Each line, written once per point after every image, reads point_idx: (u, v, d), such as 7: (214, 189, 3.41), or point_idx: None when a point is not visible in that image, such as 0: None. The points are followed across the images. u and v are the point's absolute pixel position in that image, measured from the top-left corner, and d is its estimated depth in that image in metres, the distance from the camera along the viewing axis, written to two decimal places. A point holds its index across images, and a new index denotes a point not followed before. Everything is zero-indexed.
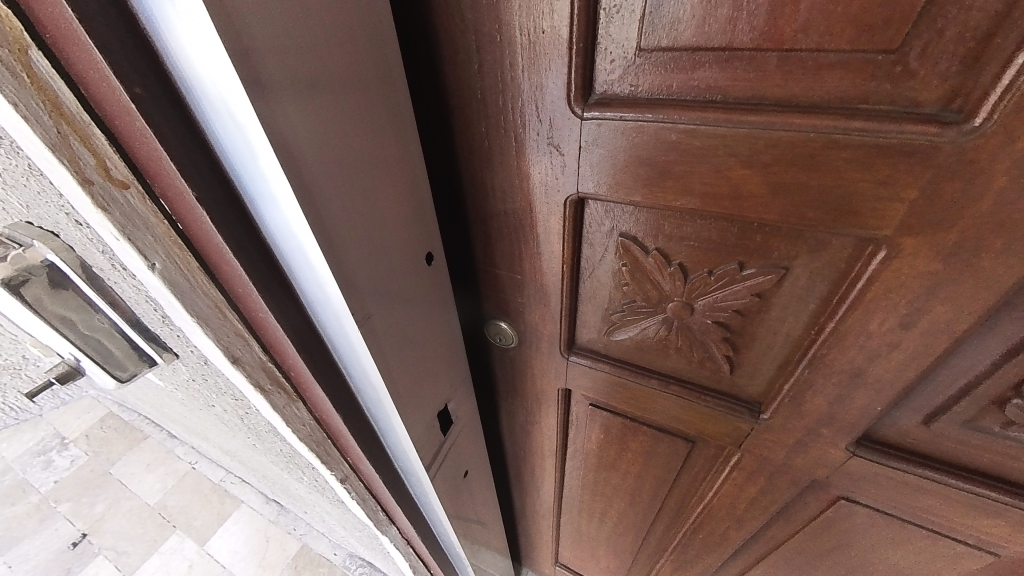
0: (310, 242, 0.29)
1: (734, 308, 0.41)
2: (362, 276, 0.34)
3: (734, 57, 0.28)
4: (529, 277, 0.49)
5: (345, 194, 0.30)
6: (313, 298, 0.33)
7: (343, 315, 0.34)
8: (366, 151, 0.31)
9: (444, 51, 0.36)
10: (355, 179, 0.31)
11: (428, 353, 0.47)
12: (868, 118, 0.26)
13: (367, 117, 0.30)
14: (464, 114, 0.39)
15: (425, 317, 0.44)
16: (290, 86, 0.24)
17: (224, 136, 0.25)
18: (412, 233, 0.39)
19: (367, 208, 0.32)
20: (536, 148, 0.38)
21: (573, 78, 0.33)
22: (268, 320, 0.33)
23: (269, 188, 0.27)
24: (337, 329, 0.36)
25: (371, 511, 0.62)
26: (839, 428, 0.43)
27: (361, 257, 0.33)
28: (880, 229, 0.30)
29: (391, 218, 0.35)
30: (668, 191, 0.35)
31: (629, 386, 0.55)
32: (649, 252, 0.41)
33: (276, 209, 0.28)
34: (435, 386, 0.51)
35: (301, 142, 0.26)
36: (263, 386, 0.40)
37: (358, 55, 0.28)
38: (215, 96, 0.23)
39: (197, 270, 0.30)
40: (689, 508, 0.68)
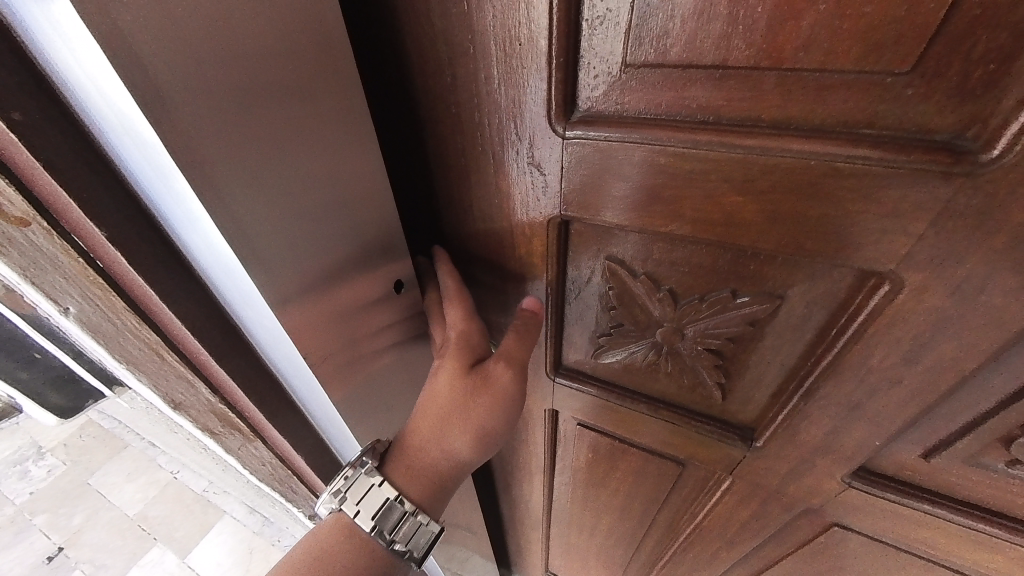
0: (234, 263, 0.28)
1: (727, 335, 0.38)
2: (301, 296, 0.32)
3: (727, 75, 0.26)
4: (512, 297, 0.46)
5: (279, 215, 0.28)
6: (244, 314, 0.32)
7: (280, 336, 0.33)
8: (311, 172, 0.29)
9: (414, 62, 0.33)
10: (296, 199, 0.29)
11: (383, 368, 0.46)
12: (873, 144, 0.24)
13: (314, 138, 0.28)
14: (437, 129, 0.36)
15: (381, 338, 0.43)
16: (204, 103, 0.23)
17: (131, 154, 0.23)
18: (375, 258, 0.37)
19: (312, 228, 0.31)
20: (516, 167, 0.35)
21: (551, 93, 0.30)
22: (196, 347, 0.32)
23: (183, 208, 0.25)
24: (269, 345, 0.35)
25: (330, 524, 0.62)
26: (834, 460, 0.41)
27: (303, 276, 0.32)
28: (884, 262, 0.28)
29: (347, 237, 0.34)
30: (656, 215, 0.33)
31: (618, 409, 0.52)
32: (637, 275, 0.39)
33: (193, 230, 0.27)
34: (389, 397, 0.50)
35: (220, 161, 0.24)
36: (206, 415, 0.41)
37: (304, 76, 0.26)
38: (112, 117, 0.22)
39: (119, 305, 0.29)
40: (679, 527, 0.66)
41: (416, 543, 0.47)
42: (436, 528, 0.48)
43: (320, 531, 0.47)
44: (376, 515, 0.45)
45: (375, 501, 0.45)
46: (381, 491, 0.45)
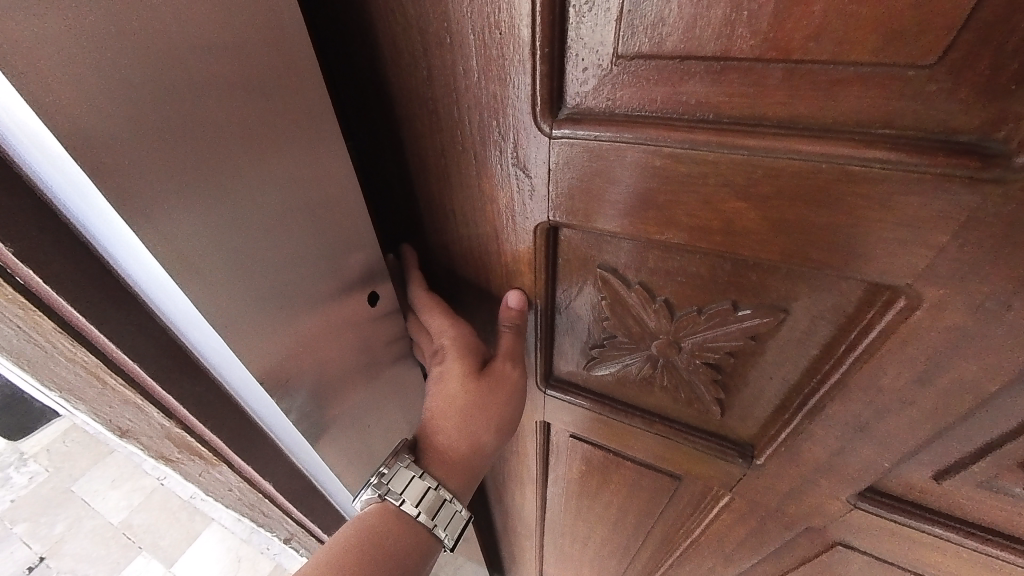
0: (171, 285, 0.27)
1: (726, 350, 0.36)
2: (250, 305, 0.31)
3: (727, 69, 0.23)
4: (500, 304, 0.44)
5: (219, 225, 0.27)
6: (183, 327, 0.32)
7: (229, 357, 0.32)
8: (254, 179, 0.28)
9: (387, 55, 0.31)
10: (245, 212, 0.28)
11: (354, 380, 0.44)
12: (891, 146, 0.22)
13: (254, 143, 0.27)
14: (414, 128, 0.34)
15: (350, 348, 0.41)
16: (122, 107, 0.22)
17: (43, 167, 0.23)
18: (332, 265, 0.36)
19: (264, 240, 0.30)
20: (500, 169, 0.33)
21: (534, 88, 0.27)
22: (122, 356, 0.32)
23: (106, 224, 0.25)
24: (214, 358, 0.34)
25: (285, 519, 0.64)
26: (840, 483, 0.38)
27: (259, 290, 0.31)
28: (899, 277, 0.25)
29: (306, 246, 0.33)
30: (650, 222, 0.30)
31: (612, 422, 0.50)
32: (630, 285, 0.36)
33: (126, 251, 0.26)
34: (361, 409, 0.48)
35: (142, 170, 0.23)
36: (140, 417, 0.42)
37: (240, 76, 0.25)
38: (28, 142, 0.21)
39: (46, 323, 0.30)
40: (675, 542, 0.64)
41: (453, 529, 0.48)
42: (468, 514, 0.49)
43: (363, 521, 0.46)
44: (421, 501, 0.46)
45: (418, 487, 0.46)
46: (423, 479, 0.46)
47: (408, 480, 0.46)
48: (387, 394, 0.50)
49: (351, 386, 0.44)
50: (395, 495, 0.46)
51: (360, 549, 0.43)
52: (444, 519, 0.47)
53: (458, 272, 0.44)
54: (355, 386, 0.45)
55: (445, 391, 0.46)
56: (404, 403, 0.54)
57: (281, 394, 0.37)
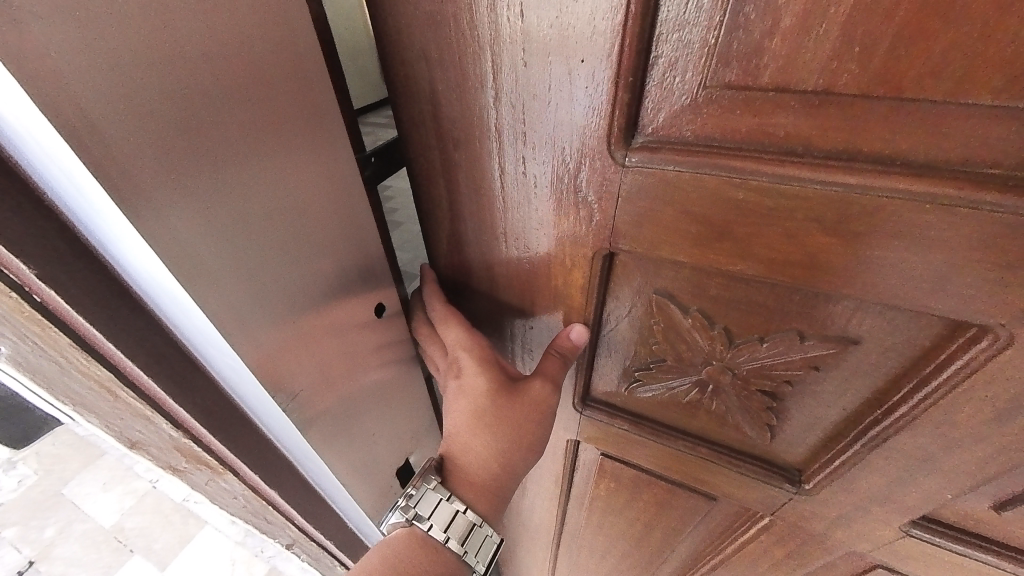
0: (184, 297, 0.27)
1: (784, 376, 0.36)
2: (258, 311, 0.31)
3: (825, 102, 0.22)
4: (542, 323, 0.42)
5: (229, 232, 0.27)
6: (194, 335, 0.32)
7: (239, 367, 0.33)
8: (262, 184, 0.28)
9: (452, 74, 0.30)
10: (257, 227, 0.29)
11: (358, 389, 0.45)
12: (1001, 187, 0.21)
13: (260, 147, 0.27)
14: (472, 149, 0.33)
15: (357, 354, 0.42)
16: (140, 113, 0.22)
17: (61, 183, 0.23)
18: (340, 271, 0.36)
19: (276, 253, 0.31)
20: (561, 194, 0.32)
21: (611, 115, 0.27)
22: (134, 369, 0.33)
23: (122, 241, 0.25)
24: (224, 364, 0.34)
25: (282, 524, 0.65)
26: (893, 510, 0.38)
27: (271, 302, 0.32)
28: (992, 315, 0.24)
29: (315, 257, 0.34)
30: (723, 253, 0.29)
31: (651, 444, 0.49)
32: (688, 312, 0.35)
33: (140, 265, 0.27)
34: (368, 417, 0.49)
35: (152, 177, 0.23)
36: (149, 429, 0.41)
37: (250, 82, 0.25)
38: (55, 166, 0.22)
39: (58, 339, 0.30)
40: (702, 557, 0.63)
41: (484, 554, 0.48)
42: (497, 538, 0.49)
43: (392, 540, 0.46)
44: (450, 527, 0.45)
45: (447, 512, 0.45)
46: (452, 503, 0.46)
47: (435, 504, 0.45)
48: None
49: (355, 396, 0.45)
50: (424, 519, 0.45)
51: (385, 568, 0.43)
52: (472, 544, 0.46)
53: (500, 294, 0.42)
54: (362, 392, 0.46)
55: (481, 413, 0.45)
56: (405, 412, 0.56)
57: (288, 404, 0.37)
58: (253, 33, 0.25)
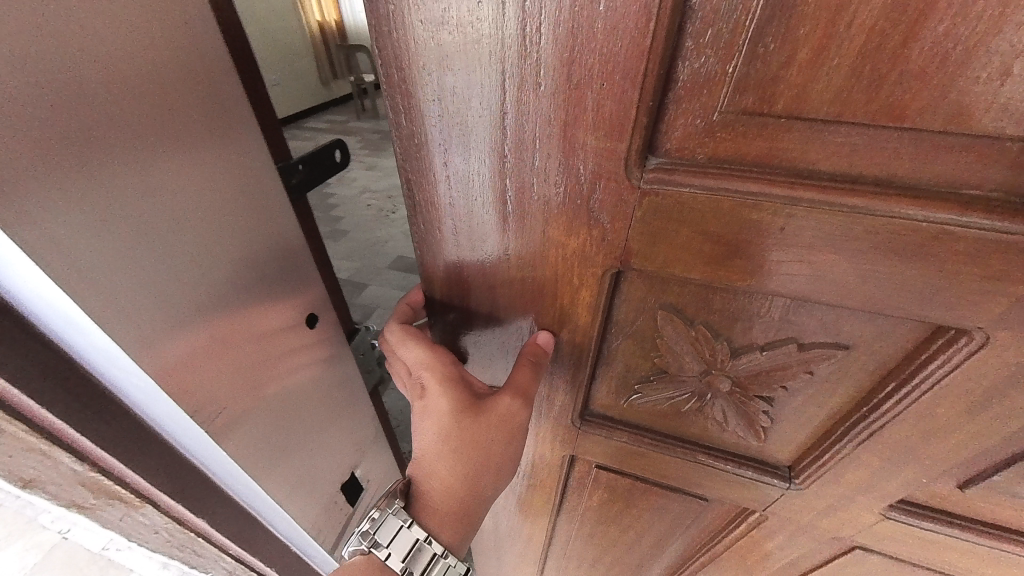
0: (77, 313, 0.31)
1: (781, 382, 0.38)
2: (160, 309, 0.34)
3: (831, 129, 0.24)
4: (520, 333, 0.43)
5: (128, 242, 0.31)
6: (97, 357, 0.35)
7: (136, 378, 0.36)
8: (159, 202, 0.32)
9: (461, 96, 0.28)
10: (153, 233, 0.33)
11: (289, 392, 0.50)
12: (983, 206, 0.23)
13: (157, 171, 0.32)
14: (478, 169, 0.32)
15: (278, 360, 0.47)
16: (35, 129, 0.26)
17: None
18: (252, 284, 0.41)
19: (176, 257, 0.34)
20: (571, 215, 0.32)
21: (628, 137, 0.27)
22: (23, 399, 0.36)
23: (14, 272, 0.28)
24: (131, 384, 0.38)
25: (212, 550, 0.66)
26: (876, 497, 0.41)
27: (175, 303, 0.35)
28: (970, 318, 0.27)
29: (219, 261, 0.38)
30: (732, 270, 0.30)
31: (648, 453, 0.50)
32: (692, 325, 0.36)
33: (30, 294, 0.30)
34: (305, 421, 0.54)
35: (39, 184, 0.26)
36: (48, 462, 0.45)
37: (144, 106, 0.30)
38: None
39: None
40: (690, 554, 0.65)
41: None
42: (463, 568, 0.47)
43: (354, 567, 0.46)
44: (408, 556, 0.44)
45: (406, 540, 0.45)
46: (412, 530, 0.45)
47: (395, 531, 0.45)
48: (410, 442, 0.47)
49: (292, 398, 0.51)
50: (382, 547, 0.45)
51: None
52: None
53: (500, 314, 0.41)
54: (293, 394, 0.51)
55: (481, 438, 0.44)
56: (342, 419, 0.61)
57: (208, 412, 0.41)
58: (149, 61, 0.30)
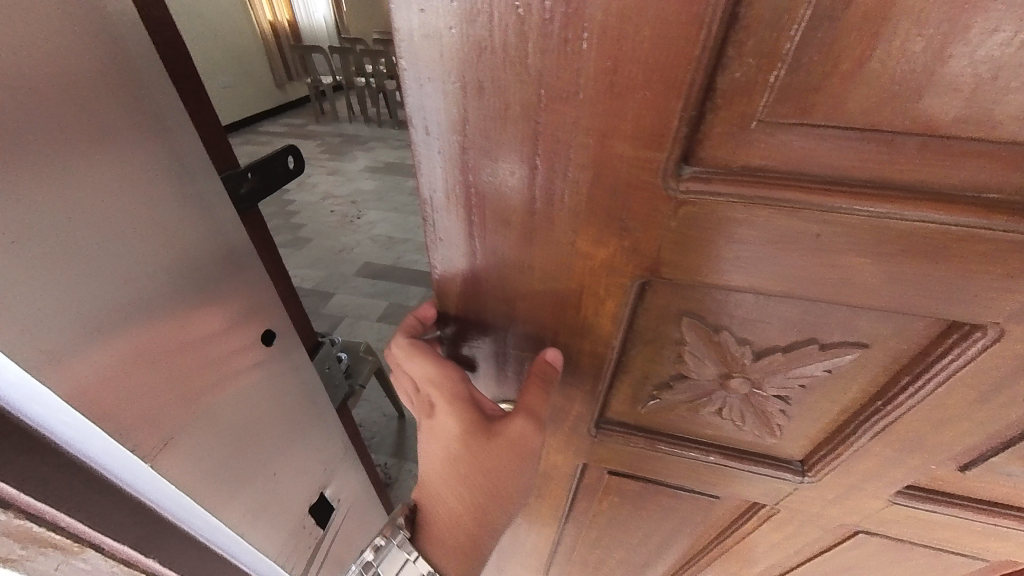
0: None
1: (801, 382, 0.38)
2: (71, 319, 0.33)
3: (865, 137, 0.24)
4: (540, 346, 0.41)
5: (49, 268, 0.31)
6: (12, 395, 0.34)
7: (53, 403, 0.34)
8: (71, 210, 0.32)
9: (490, 105, 0.27)
10: (63, 238, 0.32)
11: (250, 414, 0.50)
12: (1005, 210, 0.25)
13: (75, 192, 0.32)
14: (504, 181, 0.30)
15: (238, 385, 0.47)
16: None
17: None
18: (191, 309, 0.41)
19: (90, 265, 0.33)
20: (601, 226, 0.31)
21: (667, 148, 0.26)
22: None
23: None
24: (58, 421, 0.36)
25: None
26: (883, 484, 0.43)
27: (89, 313, 0.34)
28: (985, 314, 0.29)
29: (140, 270, 0.37)
30: (761, 276, 0.31)
31: (663, 456, 0.50)
32: (716, 330, 0.37)
33: None
34: (269, 444, 0.53)
35: None
36: None
37: (57, 110, 0.30)
38: None
39: None
40: (695, 550, 0.66)
41: None
42: None
43: None
44: None
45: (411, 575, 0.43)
46: (419, 564, 0.43)
47: (398, 563, 0.43)
48: (426, 464, 0.45)
49: (252, 421, 0.50)
50: None
51: None
52: None
53: (519, 328, 0.40)
54: (250, 411, 0.50)
55: (505, 455, 0.42)
56: (313, 438, 0.60)
57: (153, 443, 0.40)
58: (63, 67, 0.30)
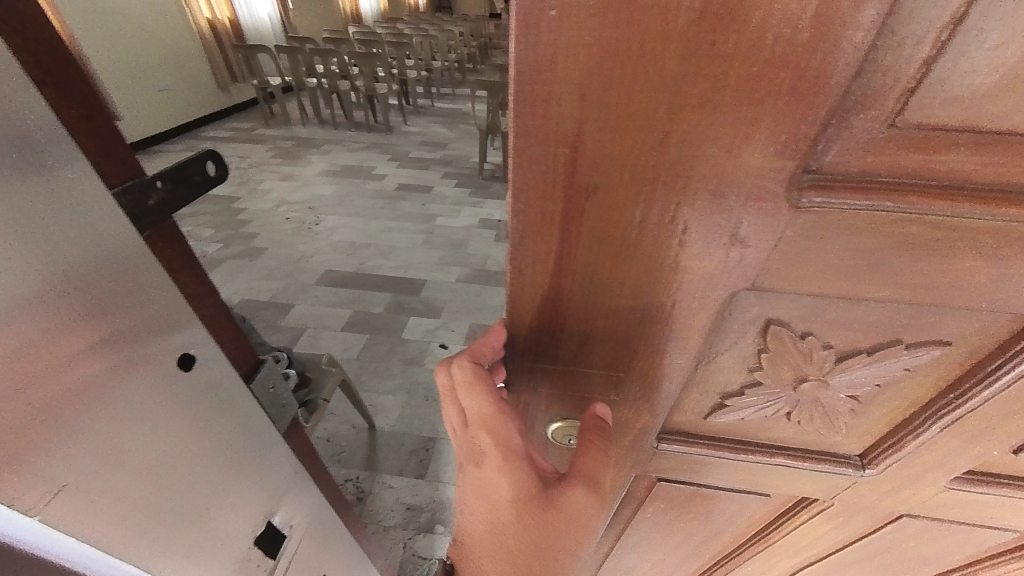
0: None
1: (876, 381, 0.39)
2: None
3: (994, 141, 0.24)
4: (615, 364, 0.40)
5: None
6: None
7: None
8: None
9: (611, 115, 0.25)
10: None
11: (171, 454, 0.39)
12: None
13: None
14: (610, 195, 0.28)
15: (156, 420, 0.37)
16: None
17: None
18: (90, 332, 0.32)
19: None
20: (707, 238, 0.29)
21: (798, 156, 0.25)
22: None
23: None
24: None
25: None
26: (939, 471, 0.44)
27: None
28: None
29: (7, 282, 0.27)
30: (864, 282, 0.30)
31: (721, 461, 0.50)
32: (800, 337, 0.36)
33: None
34: (193, 490, 0.42)
35: None
36: None
37: None
38: None
39: None
40: (734, 545, 0.67)
41: None
42: None
43: None
44: None
45: None
46: None
47: None
48: (494, 500, 0.42)
49: (166, 465, 0.39)
50: None
51: None
52: None
53: (594, 346, 0.38)
54: (184, 455, 0.40)
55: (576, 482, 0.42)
56: (258, 475, 0.49)
57: (35, 493, 0.31)
58: None
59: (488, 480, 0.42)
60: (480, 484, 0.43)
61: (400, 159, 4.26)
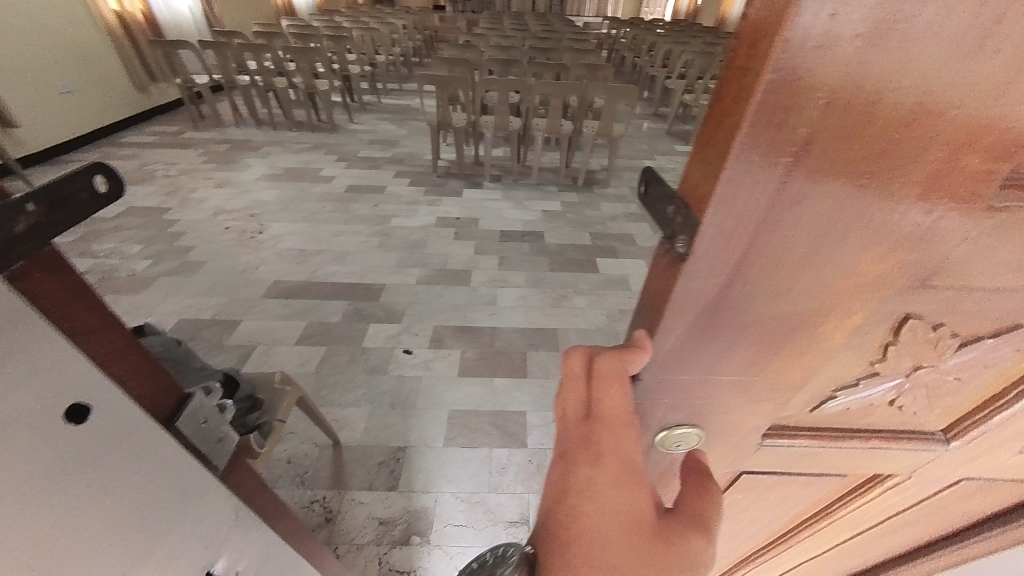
0: None
1: (985, 363, 0.41)
2: None
3: None
4: (751, 367, 0.40)
5: None
6: None
7: None
8: None
9: (851, 121, 0.25)
10: None
11: (58, 519, 0.34)
12: None
13: None
14: (814, 201, 0.28)
15: (43, 485, 0.33)
16: None
17: None
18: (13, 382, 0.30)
19: None
20: (893, 240, 0.30)
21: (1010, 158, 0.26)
22: None
23: None
24: None
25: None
26: (1010, 437, 0.49)
27: None
28: None
29: None
30: (1009, 272, 0.33)
31: (817, 450, 0.51)
32: (934, 328, 0.38)
33: None
34: (94, 551, 0.38)
35: None
36: None
37: None
38: None
39: None
40: (790, 525, 0.70)
41: None
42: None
43: None
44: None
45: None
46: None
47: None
48: (607, 504, 0.39)
49: (55, 532, 0.35)
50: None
51: None
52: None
53: (737, 352, 0.38)
54: (83, 514, 0.36)
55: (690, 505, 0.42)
56: (192, 522, 0.45)
57: None
58: None
59: (597, 486, 0.39)
60: (589, 488, 0.39)
61: (348, 159, 4.06)
